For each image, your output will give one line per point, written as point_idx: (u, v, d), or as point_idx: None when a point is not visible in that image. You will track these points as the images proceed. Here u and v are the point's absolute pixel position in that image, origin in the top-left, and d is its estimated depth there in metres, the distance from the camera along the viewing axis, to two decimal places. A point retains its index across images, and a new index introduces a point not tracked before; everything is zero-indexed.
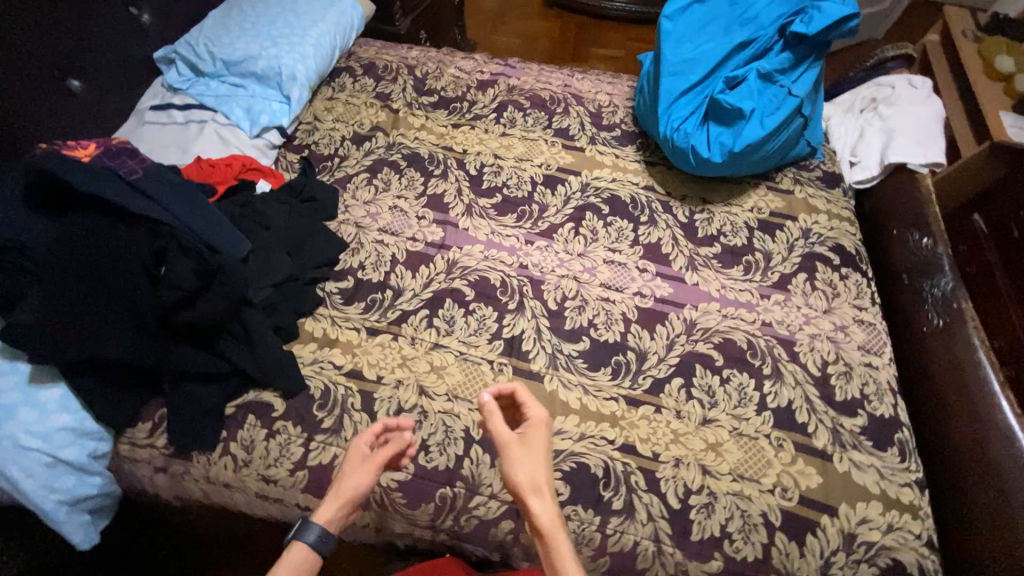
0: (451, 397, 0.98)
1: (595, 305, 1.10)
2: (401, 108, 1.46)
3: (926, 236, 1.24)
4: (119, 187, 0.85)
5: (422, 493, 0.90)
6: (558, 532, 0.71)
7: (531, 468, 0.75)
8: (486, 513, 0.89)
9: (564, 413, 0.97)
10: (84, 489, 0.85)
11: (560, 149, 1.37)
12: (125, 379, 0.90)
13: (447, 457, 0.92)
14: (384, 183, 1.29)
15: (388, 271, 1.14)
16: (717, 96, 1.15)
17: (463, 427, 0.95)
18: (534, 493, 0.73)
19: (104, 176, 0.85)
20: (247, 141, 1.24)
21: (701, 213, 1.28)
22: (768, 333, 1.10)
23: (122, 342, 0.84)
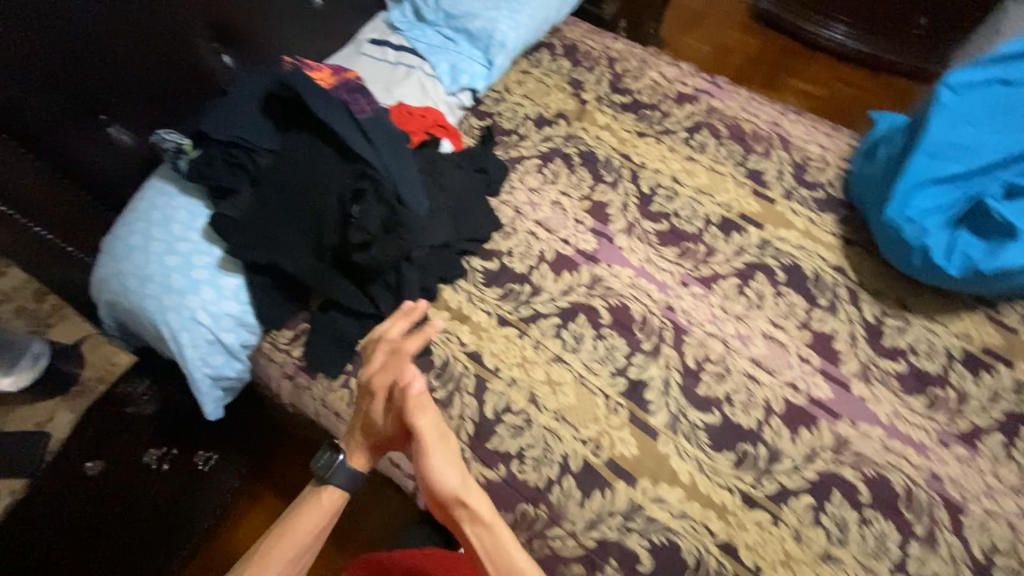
0: (559, 416, 0.94)
1: (737, 379, 0.99)
2: (590, 101, 1.39)
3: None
4: (342, 119, 0.90)
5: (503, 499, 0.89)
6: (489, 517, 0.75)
7: (453, 471, 0.77)
8: (560, 548, 0.86)
9: (670, 482, 0.89)
10: (227, 370, 0.95)
11: (748, 193, 1.23)
12: (287, 288, 0.98)
13: (539, 476, 0.89)
14: (553, 175, 1.25)
15: (532, 265, 1.11)
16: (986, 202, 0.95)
17: (563, 453, 0.91)
18: (459, 497, 0.75)
19: (333, 105, 0.90)
20: (443, 96, 1.26)
21: (893, 318, 1.09)
22: (933, 488, 0.92)
23: (298, 258, 0.90)
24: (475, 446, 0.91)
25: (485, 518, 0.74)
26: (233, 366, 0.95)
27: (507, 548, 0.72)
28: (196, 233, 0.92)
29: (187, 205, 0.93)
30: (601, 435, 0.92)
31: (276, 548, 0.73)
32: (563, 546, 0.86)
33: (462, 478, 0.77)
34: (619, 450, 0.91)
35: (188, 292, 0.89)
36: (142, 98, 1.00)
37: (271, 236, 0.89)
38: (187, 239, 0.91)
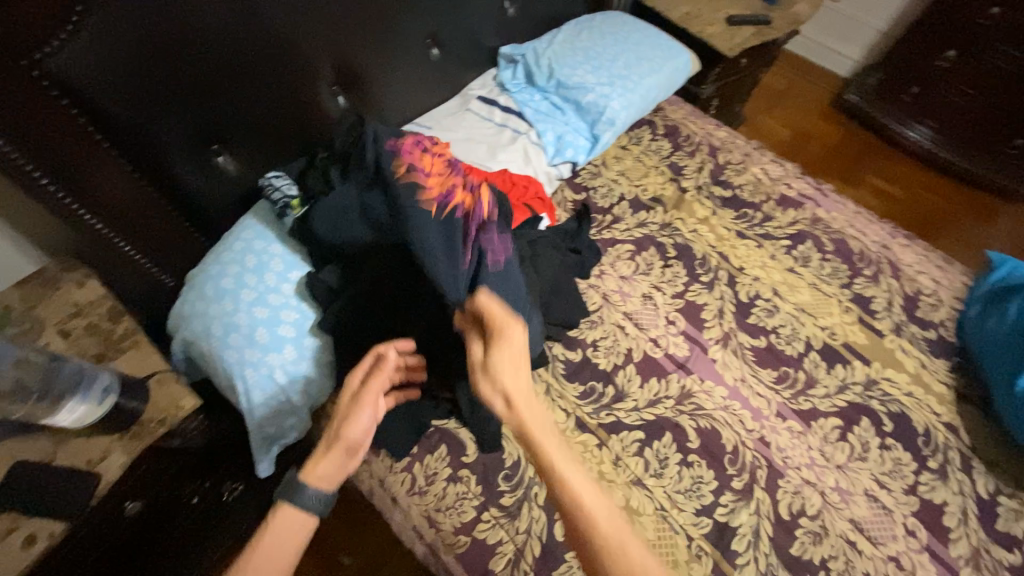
0: None
1: (835, 542, 0.88)
2: (689, 189, 1.33)
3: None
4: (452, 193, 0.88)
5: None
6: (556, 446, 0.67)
7: (515, 374, 0.70)
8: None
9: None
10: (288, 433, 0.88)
11: (854, 320, 1.14)
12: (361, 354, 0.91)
13: None
14: (645, 265, 1.18)
15: (617, 364, 1.03)
16: None
17: None
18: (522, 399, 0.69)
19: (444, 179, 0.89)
20: (544, 165, 1.21)
21: (1011, 497, 0.97)
22: None
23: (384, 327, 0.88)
24: (541, 572, 0.82)
25: (546, 428, 0.68)
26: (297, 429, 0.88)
27: (553, 448, 0.66)
28: (288, 286, 0.89)
29: (284, 255, 0.90)
30: None
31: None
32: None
33: (522, 369, 0.70)
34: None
35: (269, 347, 0.84)
36: (252, 130, 0.98)
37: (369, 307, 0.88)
38: (279, 291, 0.88)
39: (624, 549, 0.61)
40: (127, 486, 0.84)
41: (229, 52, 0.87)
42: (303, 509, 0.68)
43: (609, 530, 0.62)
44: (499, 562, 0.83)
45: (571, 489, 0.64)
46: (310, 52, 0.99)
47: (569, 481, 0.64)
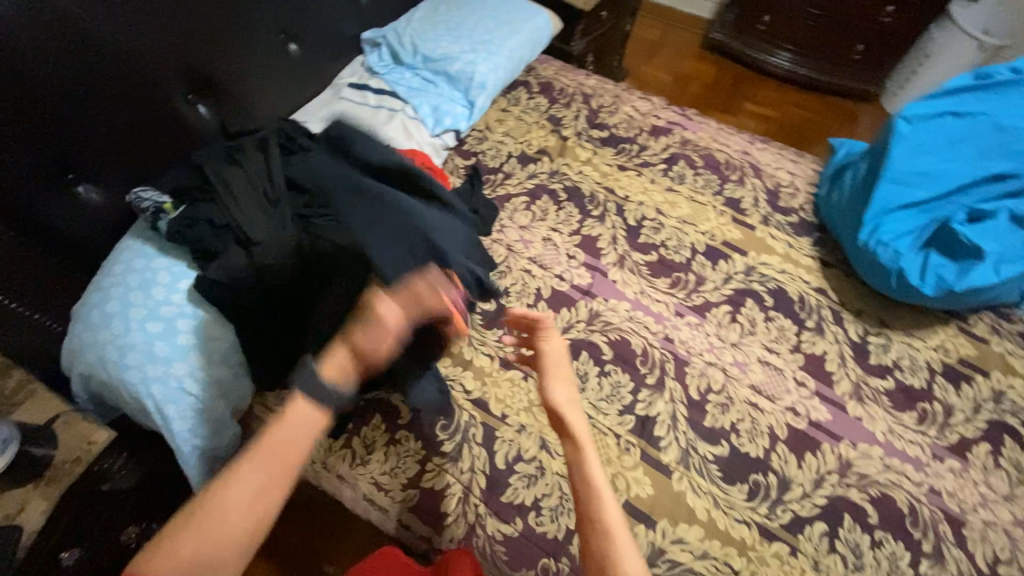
0: None
1: (740, 407, 1.01)
2: (570, 137, 1.43)
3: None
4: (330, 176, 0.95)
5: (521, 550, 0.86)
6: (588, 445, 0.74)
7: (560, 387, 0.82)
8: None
9: (688, 520, 0.88)
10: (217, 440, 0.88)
11: (728, 221, 1.28)
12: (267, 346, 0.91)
13: (558, 527, 0.86)
14: (541, 211, 1.26)
15: (530, 304, 1.11)
16: (957, 225, 0.98)
17: None
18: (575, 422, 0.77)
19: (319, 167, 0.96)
20: (427, 137, 1.25)
21: (877, 335, 1.13)
22: (932, 503, 0.95)
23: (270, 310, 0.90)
24: (490, 501, 0.88)
25: (592, 454, 0.72)
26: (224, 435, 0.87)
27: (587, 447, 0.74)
28: (180, 296, 0.87)
29: (169, 268, 0.89)
30: (615, 476, 0.91)
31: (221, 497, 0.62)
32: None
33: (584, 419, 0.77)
34: (636, 491, 0.90)
35: (172, 359, 0.83)
36: (111, 154, 0.95)
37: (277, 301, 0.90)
38: (170, 303, 0.86)
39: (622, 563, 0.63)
40: (57, 530, 0.83)
41: (61, 76, 0.84)
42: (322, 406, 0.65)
43: (626, 559, 0.63)
44: (451, 503, 0.88)
45: (591, 483, 0.70)
46: (160, 66, 0.98)
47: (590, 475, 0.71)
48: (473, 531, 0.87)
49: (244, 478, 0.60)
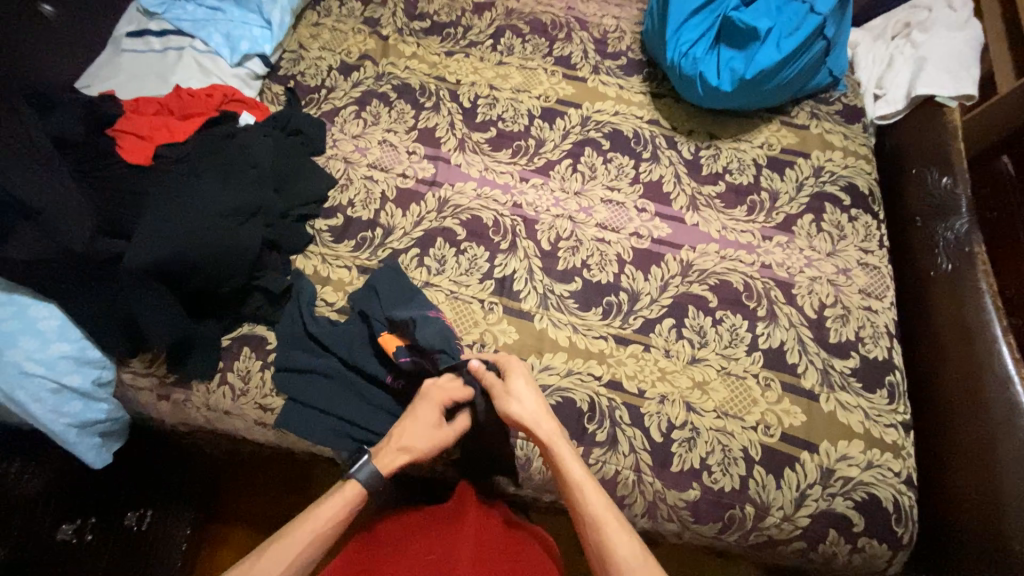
0: None
1: (589, 246, 1.09)
2: (390, 35, 1.36)
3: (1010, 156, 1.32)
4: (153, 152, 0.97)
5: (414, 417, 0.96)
6: (575, 466, 0.80)
7: (529, 396, 0.85)
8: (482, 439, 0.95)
9: (553, 350, 0.98)
10: (92, 413, 0.88)
11: (560, 79, 1.29)
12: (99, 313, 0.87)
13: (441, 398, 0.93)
14: (373, 116, 1.22)
15: (378, 209, 1.11)
16: (732, 15, 1.13)
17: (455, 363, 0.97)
18: (536, 422, 0.83)
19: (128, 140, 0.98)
20: (229, 71, 1.19)
21: (707, 149, 1.20)
22: (765, 276, 1.06)
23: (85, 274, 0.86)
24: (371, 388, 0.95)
25: (563, 447, 0.81)
26: (96, 408, 0.88)
27: (574, 468, 0.80)
28: None
29: None
30: (483, 334, 0.99)
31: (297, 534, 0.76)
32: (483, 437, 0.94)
33: (538, 400, 0.85)
34: (502, 340, 0.99)
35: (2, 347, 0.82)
36: None
37: (87, 264, 0.86)
38: None
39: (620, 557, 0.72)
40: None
41: None
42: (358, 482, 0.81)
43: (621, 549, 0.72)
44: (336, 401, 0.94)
45: (583, 496, 0.77)
46: None
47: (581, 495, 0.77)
48: None
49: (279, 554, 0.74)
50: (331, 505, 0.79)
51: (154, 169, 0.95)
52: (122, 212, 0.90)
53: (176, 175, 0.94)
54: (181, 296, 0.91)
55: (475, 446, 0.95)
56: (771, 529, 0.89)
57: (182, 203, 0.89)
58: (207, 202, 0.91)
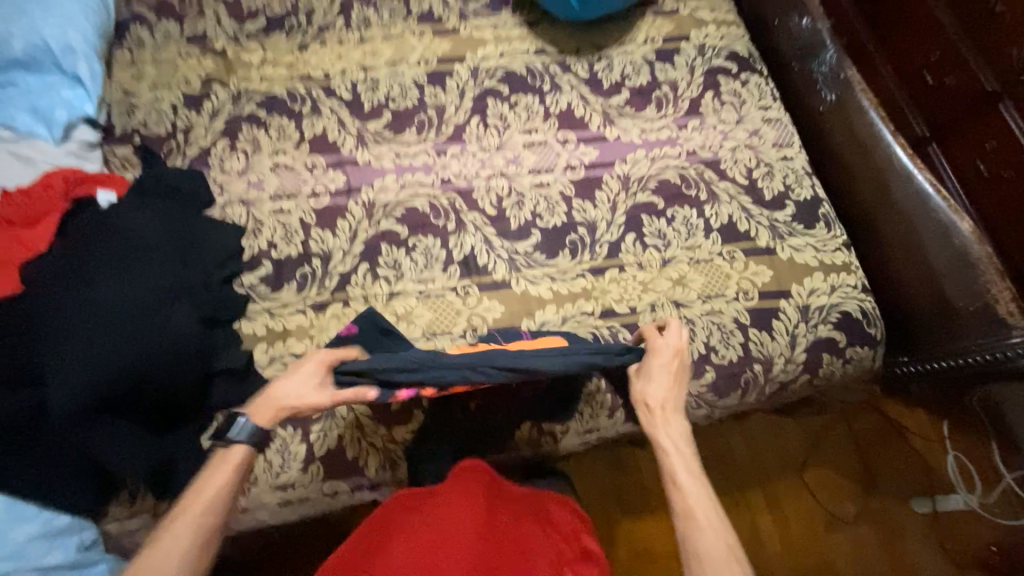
0: (430, 336, 0.96)
1: (532, 195, 1.07)
2: (227, 47, 1.18)
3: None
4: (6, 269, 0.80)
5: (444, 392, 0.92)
6: (684, 457, 0.76)
7: (658, 380, 0.84)
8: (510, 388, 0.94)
9: (541, 306, 0.99)
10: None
11: (432, 38, 1.20)
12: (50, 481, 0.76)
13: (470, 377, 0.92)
14: (250, 143, 1.08)
15: (304, 239, 1.01)
16: None
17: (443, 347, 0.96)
18: (652, 407, 0.82)
19: None
20: (57, 150, 0.98)
21: (599, 62, 1.20)
22: (695, 162, 1.11)
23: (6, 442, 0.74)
24: (384, 418, 0.90)
25: (666, 441, 0.78)
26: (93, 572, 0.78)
27: (671, 459, 0.76)
28: None
29: None
30: (469, 321, 0.97)
31: (193, 510, 0.65)
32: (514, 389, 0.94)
33: (666, 388, 0.83)
34: (491, 318, 0.98)
35: None
36: None
37: (13, 429, 0.74)
38: None
39: (702, 555, 0.65)
40: None
41: None
42: (243, 445, 0.70)
43: (704, 544, 0.66)
44: (353, 447, 0.89)
45: (678, 487, 0.73)
46: None
47: (678, 490, 0.72)
48: (389, 448, 0.90)
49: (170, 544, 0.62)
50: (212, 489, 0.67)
51: (30, 296, 0.78)
52: (14, 357, 0.74)
53: (57, 292, 0.79)
54: (140, 420, 0.80)
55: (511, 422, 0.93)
56: (779, 374, 0.99)
57: (88, 322, 0.76)
58: (111, 311, 0.78)
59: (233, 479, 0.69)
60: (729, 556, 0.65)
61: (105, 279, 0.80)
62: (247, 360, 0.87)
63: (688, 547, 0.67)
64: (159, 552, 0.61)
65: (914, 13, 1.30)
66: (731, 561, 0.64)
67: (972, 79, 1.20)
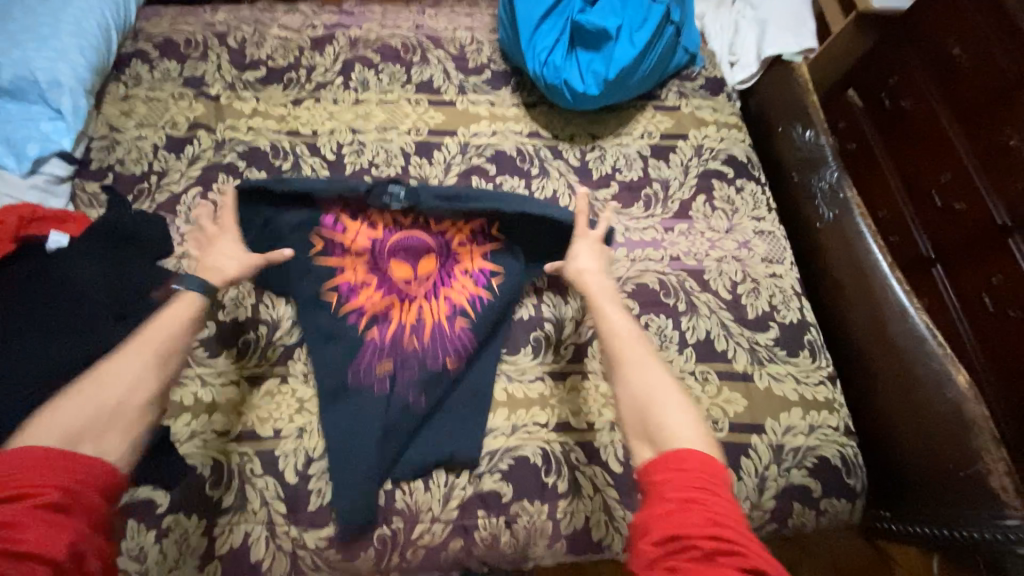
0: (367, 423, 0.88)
1: None
2: (221, 94, 1.18)
3: (853, 88, 1.49)
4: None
5: (319, 333, 0.93)
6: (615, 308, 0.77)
7: (591, 257, 0.85)
8: (394, 400, 0.88)
9: (493, 409, 0.91)
10: None
11: (427, 107, 1.19)
12: None
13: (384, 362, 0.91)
14: (223, 194, 1.06)
15: (254, 303, 0.96)
16: (578, 18, 1.10)
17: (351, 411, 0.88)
18: (581, 274, 0.84)
19: None
20: (22, 183, 0.97)
21: (592, 151, 1.17)
22: (677, 268, 1.06)
23: None
24: (299, 518, 0.82)
25: (600, 298, 0.79)
26: None
27: (606, 309, 0.77)
28: None
29: None
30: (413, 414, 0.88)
31: (140, 346, 0.67)
32: (397, 405, 0.88)
33: (595, 263, 0.85)
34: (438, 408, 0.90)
35: None
36: None
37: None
38: None
39: (652, 398, 0.65)
40: None
41: None
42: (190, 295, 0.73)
43: (650, 383, 0.67)
44: (260, 548, 0.80)
45: (607, 321, 0.75)
46: None
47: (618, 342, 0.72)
48: (298, 554, 0.81)
49: (126, 372, 0.64)
50: (169, 321, 0.70)
51: None
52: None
53: None
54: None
55: (440, 542, 0.84)
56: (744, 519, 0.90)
57: (7, 386, 0.76)
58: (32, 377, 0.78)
59: (186, 325, 0.71)
60: (670, 389, 0.67)
61: (38, 346, 0.80)
62: (160, 437, 0.81)
63: (632, 391, 0.67)
64: (111, 372, 0.64)
65: (926, 131, 1.27)
66: (657, 365, 0.69)
67: (982, 208, 1.14)
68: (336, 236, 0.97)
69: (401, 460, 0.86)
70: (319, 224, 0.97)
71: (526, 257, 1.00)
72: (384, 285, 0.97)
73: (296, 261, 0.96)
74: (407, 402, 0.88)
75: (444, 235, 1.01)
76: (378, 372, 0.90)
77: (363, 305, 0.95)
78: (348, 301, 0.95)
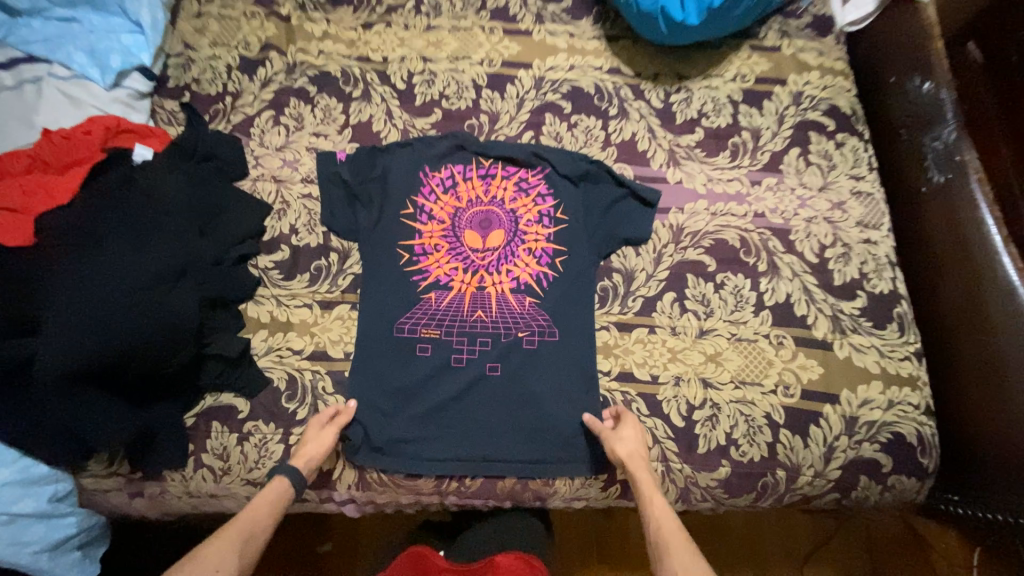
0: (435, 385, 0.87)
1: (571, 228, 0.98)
2: (292, 14, 1.13)
3: None
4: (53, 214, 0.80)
5: (392, 292, 0.91)
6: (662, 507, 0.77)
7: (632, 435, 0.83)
8: (468, 371, 0.88)
9: (568, 390, 0.88)
10: (61, 531, 0.81)
11: (502, 37, 1.12)
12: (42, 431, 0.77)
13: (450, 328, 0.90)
14: (294, 119, 1.04)
15: (326, 231, 0.96)
16: None
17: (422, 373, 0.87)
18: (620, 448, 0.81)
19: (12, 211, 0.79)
20: (105, 96, 0.98)
21: (677, 93, 1.08)
22: (760, 226, 0.99)
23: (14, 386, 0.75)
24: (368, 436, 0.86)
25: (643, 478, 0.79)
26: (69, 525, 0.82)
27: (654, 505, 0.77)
28: None
29: None
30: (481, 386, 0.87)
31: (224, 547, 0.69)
32: (472, 380, 0.87)
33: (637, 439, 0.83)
34: (511, 380, 0.88)
35: None
36: None
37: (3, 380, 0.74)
38: None
39: None
40: None
41: None
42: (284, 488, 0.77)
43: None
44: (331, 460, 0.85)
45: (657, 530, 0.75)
46: None
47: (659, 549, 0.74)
48: (365, 469, 0.85)
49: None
50: (253, 515, 0.73)
51: (43, 246, 0.77)
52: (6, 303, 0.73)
53: (69, 247, 0.77)
54: (122, 390, 0.79)
55: (499, 477, 0.86)
56: (804, 487, 0.88)
57: (87, 290, 0.74)
58: (124, 274, 0.76)
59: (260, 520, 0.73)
60: None
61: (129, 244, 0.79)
62: (239, 351, 0.85)
63: None
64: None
65: None
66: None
67: None
68: (427, 200, 0.98)
69: (476, 442, 0.85)
70: (417, 188, 0.98)
71: (607, 228, 0.97)
72: (455, 252, 0.95)
73: (379, 211, 0.97)
74: (482, 375, 0.88)
75: (515, 213, 0.97)
76: (449, 339, 0.89)
77: (432, 267, 0.93)
78: (420, 260, 0.94)
